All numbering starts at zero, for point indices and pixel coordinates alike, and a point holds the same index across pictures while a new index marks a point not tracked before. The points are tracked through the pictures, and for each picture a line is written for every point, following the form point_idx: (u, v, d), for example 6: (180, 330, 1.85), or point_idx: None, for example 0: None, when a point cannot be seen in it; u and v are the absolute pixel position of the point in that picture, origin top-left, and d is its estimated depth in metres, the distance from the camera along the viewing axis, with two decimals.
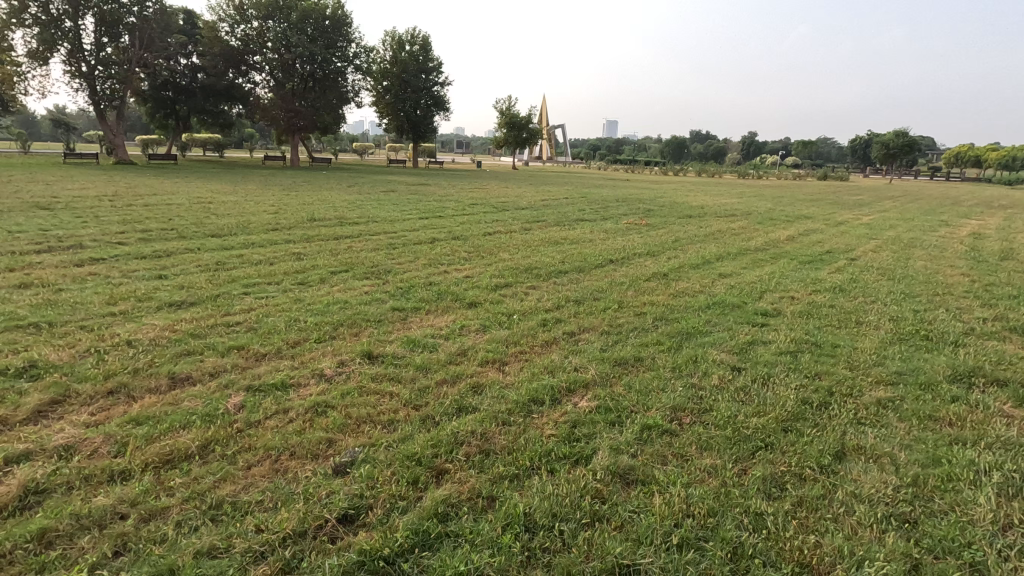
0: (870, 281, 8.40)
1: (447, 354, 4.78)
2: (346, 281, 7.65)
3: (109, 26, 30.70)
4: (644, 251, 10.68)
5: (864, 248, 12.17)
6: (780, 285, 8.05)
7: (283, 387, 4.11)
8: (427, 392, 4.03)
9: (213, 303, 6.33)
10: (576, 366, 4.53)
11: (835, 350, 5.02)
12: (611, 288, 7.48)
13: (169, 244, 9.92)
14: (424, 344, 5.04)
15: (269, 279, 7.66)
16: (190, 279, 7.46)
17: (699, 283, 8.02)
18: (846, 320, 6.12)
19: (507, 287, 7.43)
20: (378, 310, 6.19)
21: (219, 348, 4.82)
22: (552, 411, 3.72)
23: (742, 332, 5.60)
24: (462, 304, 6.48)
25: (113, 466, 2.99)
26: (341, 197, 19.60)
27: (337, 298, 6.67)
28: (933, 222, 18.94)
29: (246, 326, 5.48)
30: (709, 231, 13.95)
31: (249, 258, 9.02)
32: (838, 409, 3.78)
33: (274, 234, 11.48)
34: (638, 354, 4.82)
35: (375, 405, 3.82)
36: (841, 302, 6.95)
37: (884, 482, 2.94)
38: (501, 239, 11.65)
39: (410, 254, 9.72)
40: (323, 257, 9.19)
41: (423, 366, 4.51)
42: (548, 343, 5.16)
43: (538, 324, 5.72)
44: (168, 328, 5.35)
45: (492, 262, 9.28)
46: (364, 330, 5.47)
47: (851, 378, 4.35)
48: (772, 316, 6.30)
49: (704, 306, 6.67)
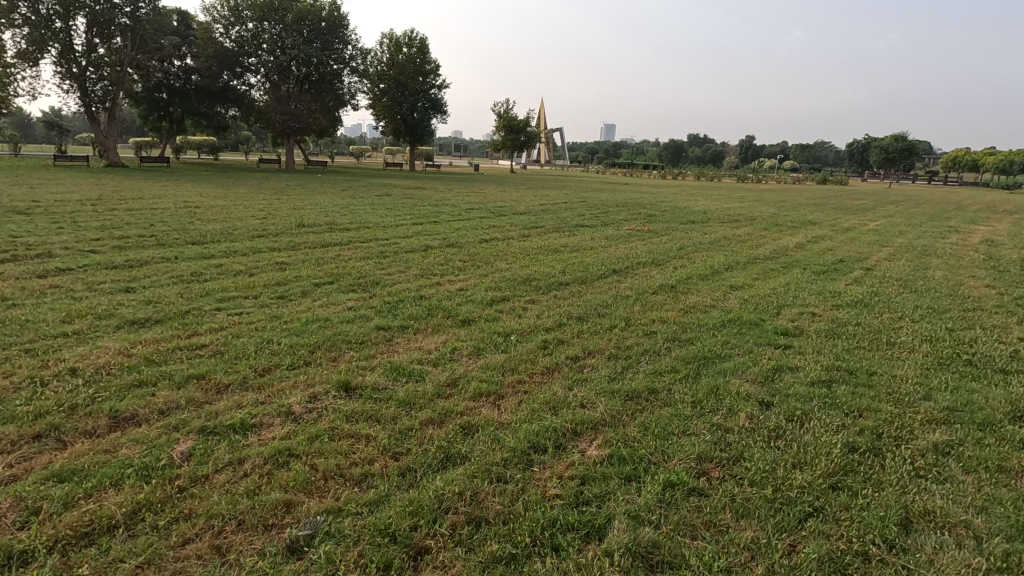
0: (892, 294, 7.86)
1: (435, 385, 4.21)
2: (329, 294, 7.09)
3: (101, 27, 30.12)
4: (648, 260, 10.14)
5: (876, 256, 11.66)
6: (797, 298, 7.49)
7: (246, 428, 3.54)
8: (409, 436, 3.46)
9: (178, 322, 5.73)
10: (581, 400, 3.96)
11: (873, 379, 4.46)
12: (616, 303, 6.92)
13: (144, 253, 9.32)
14: (410, 373, 4.46)
15: (246, 292, 7.08)
16: (160, 292, 6.85)
17: (710, 297, 7.47)
18: (876, 340, 5.58)
19: (503, 302, 6.85)
20: (360, 329, 5.62)
21: (175, 378, 4.23)
22: (556, 462, 3.15)
23: (764, 356, 5.05)
24: (454, 323, 5.91)
25: (11, 546, 2.41)
26: (332, 201, 19.01)
27: (318, 315, 6.10)
28: (941, 228, 18.38)
29: (210, 350, 4.89)
30: (714, 238, 13.43)
31: (228, 267, 8.46)
32: (892, 458, 3.22)
33: (259, 241, 10.90)
34: (652, 385, 4.24)
35: (347, 453, 3.24)
36: (867, 319, 6.42)
37: (968, 565, 2.39)
38: (497, 247, 11.08)
39: (401, 263, 9.17)
40: (308, 267, 8.64)
41: (408, 402, 3.93)
42: (549, 370, 4.59)
43: (538, 347, 5.16)
44: (122, 352, 4.76)
45: (488, 272, 8.72)
46: (344, 355, 4.90)
47: (898, 416, 3.77)
48: (795, 336, 5.75)
49: (719, 324, 6.12)
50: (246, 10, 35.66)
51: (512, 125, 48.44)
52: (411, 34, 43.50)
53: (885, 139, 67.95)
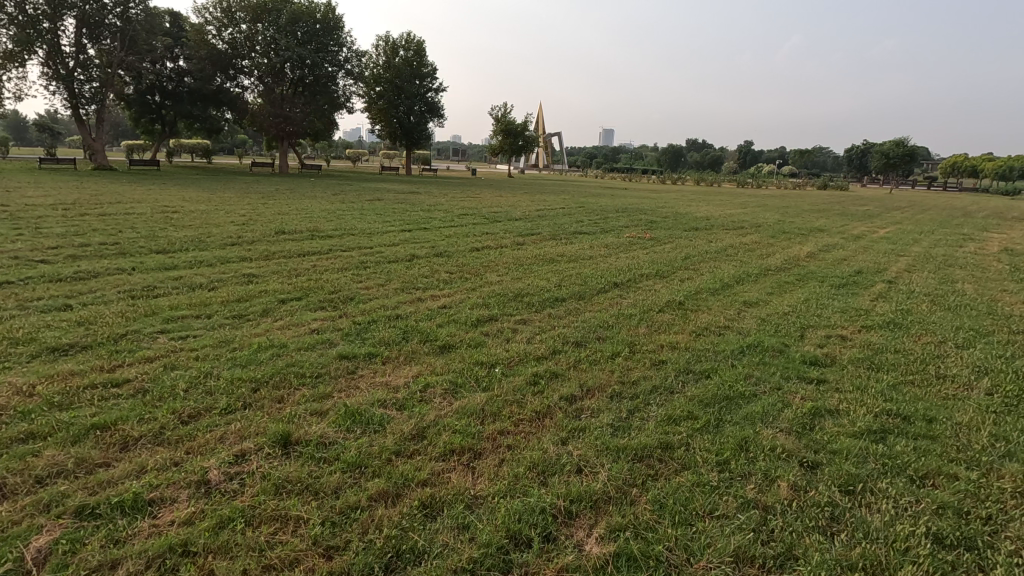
0: (925, 313, 7.06)
1: (397, 440, 3.39)
2: (294, 313, 6.27)
3: (90, 28, 29.27)
4: (652, 271, 9.34)
5: (895, 267, 10.85)
6: (820, 317, 6.70)
7: (140, 507, 2.70)
8: (351, 521, 2.63)
9: (107, 349, 4.89)
10: (578, 463, 3.14)
11: (935, 429, 3.66)
12: (619, 323, 6.12)
13: (98, 263, 8.46)
14: (368, 421, 3.64)
15: (198, 309, 6.25)
16: (98, 311, 6.02)
17: (722, 316, 6.66)
18: (923, 373, 4.77)
19: (490, 323, 6.04)
20: (319, 358, 4.79)
21: (71, 429, 3.41)
22: (543, 566, 2.37)
23: (795, 394, 4.24)
24: (430, 350, 5.08)
25: None
26: (319, 206, 18.21)
27: (273, 340, 5.26)
28: (955, 236, 17.63)
29: (131, 388, 4.06)
30: (721, 247, 12.64)
31: (189, 279, 7.64)
32: (994, 557, 2.42)
33: (230, 250, 10.09)
34: (667, 439, 3.41)
35: (263, 550, 2.43)
36: (906, 345, 5.60)
37: None
38: (490, 256, 10.29)
39: (382, 275, 8.38)
40: (278, 280, 7.85)
41: (356, 465, 3.12)
42: (538, 417, 3.76)
43: (528, 383, 4.32)
44: (20, 391, 3.92)
45: (477, 286, 7.91)
46: (293, 394, 4.08)
47: (982, 486, 2.97)
48: (826, 366, 4.94)
49: (737, 350, 5.30)
50: (240, 12, 34.86)
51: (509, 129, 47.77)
52: (410, 37, 42.88)
53: (886, 144, 67.51)
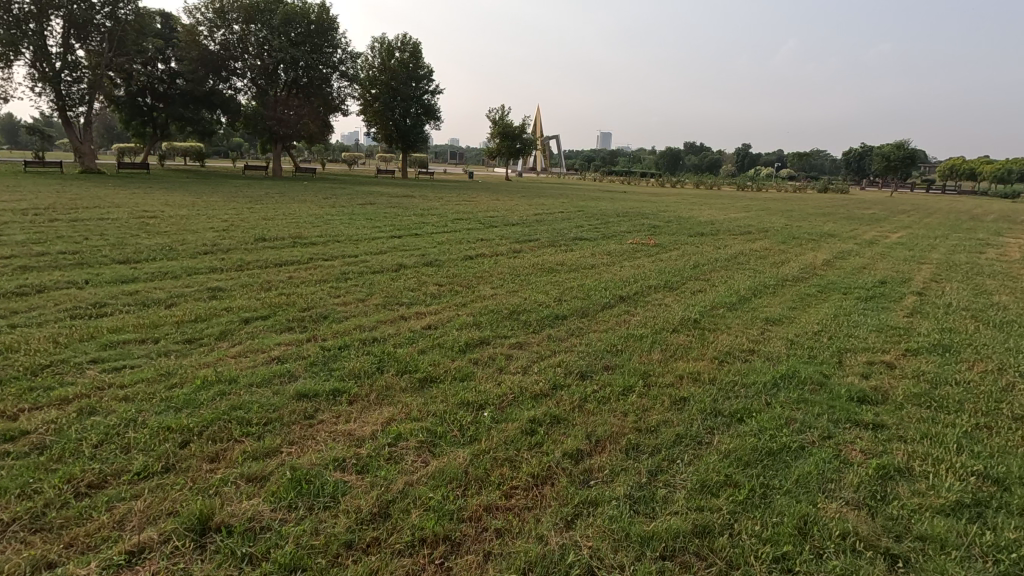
0: (971, 331, 6.28)
1: (350, 524, 2.58)
2: (256, 336, 5.44)
3: (78, 29, 28.29)
4: (660, 282, 8.55)
5: (921, 277, 10.06)
6: (857, 338, 5.90)
7: None
8: None
9: (19, 387, 4.05)
10: (590, 564, 2.36)
11: None
12: (628, 347, 5.33)
13: (48, 276, 7.60)
14: (318, 491, 2.84)
15: (145, 333, 5.40)
16: (26, 334, 5.18)
17: (745, 337, 5.84)
18: (998, 415, 3.97)
19: (480, 348, 5.22)
20: (273, 397, 3.98)
21: None
22: None
23: (853, 447, 3.43)
24: (407, 385, 4.27)
25: None
26: (307, 211, 17.43)
27: (221, 373, 4.41)
28: (971, 241, 16.88)
29: (25, 446, 3.22)
30: (731, 254, 11.85)
31: (145, 295, 6.79)
32: None
33: (201, 259, 9.24)
34: (705, 519, 2.63)
35: None
36: (965, 374, 4.80)
37: None
38: (483, 265, 9.50)
39: (363, 288, 7.58)
40: (246, 294, 7.03)
41: (292, 569, 2.31)
42: (538, 482, 2.97)
43: (523, 433, 3.50)
44: None
45: (468, 300, 7.09)
46: (231, 449, 3.27)
47: None
48: (878, 404, 4.15)
49: (772, 383, 4.48)
50: (233, 12, 33.96)
51: (506, 131, 47.02)
52: (405, 38, 42.07)
53: (886, 147, 66.74)
